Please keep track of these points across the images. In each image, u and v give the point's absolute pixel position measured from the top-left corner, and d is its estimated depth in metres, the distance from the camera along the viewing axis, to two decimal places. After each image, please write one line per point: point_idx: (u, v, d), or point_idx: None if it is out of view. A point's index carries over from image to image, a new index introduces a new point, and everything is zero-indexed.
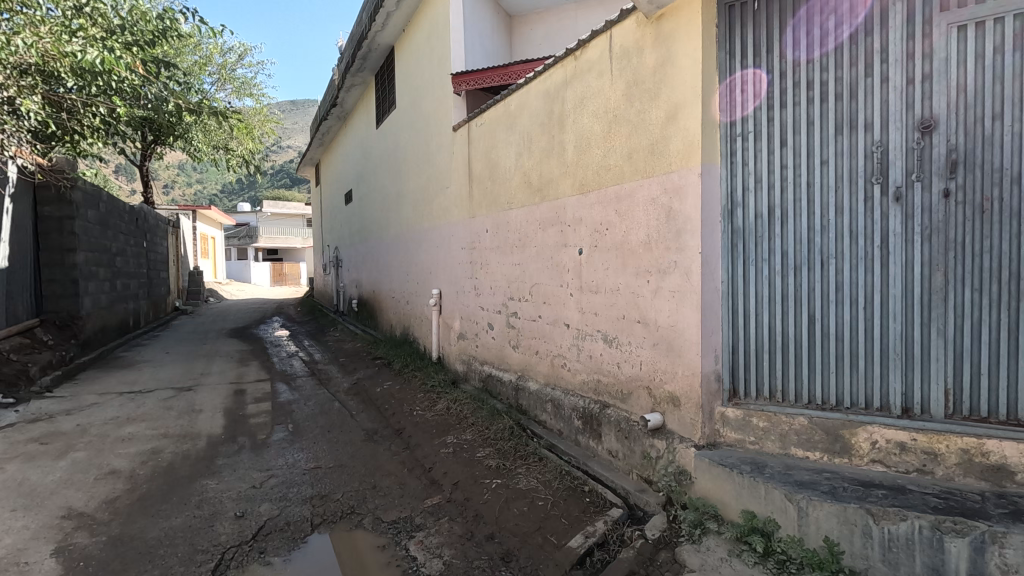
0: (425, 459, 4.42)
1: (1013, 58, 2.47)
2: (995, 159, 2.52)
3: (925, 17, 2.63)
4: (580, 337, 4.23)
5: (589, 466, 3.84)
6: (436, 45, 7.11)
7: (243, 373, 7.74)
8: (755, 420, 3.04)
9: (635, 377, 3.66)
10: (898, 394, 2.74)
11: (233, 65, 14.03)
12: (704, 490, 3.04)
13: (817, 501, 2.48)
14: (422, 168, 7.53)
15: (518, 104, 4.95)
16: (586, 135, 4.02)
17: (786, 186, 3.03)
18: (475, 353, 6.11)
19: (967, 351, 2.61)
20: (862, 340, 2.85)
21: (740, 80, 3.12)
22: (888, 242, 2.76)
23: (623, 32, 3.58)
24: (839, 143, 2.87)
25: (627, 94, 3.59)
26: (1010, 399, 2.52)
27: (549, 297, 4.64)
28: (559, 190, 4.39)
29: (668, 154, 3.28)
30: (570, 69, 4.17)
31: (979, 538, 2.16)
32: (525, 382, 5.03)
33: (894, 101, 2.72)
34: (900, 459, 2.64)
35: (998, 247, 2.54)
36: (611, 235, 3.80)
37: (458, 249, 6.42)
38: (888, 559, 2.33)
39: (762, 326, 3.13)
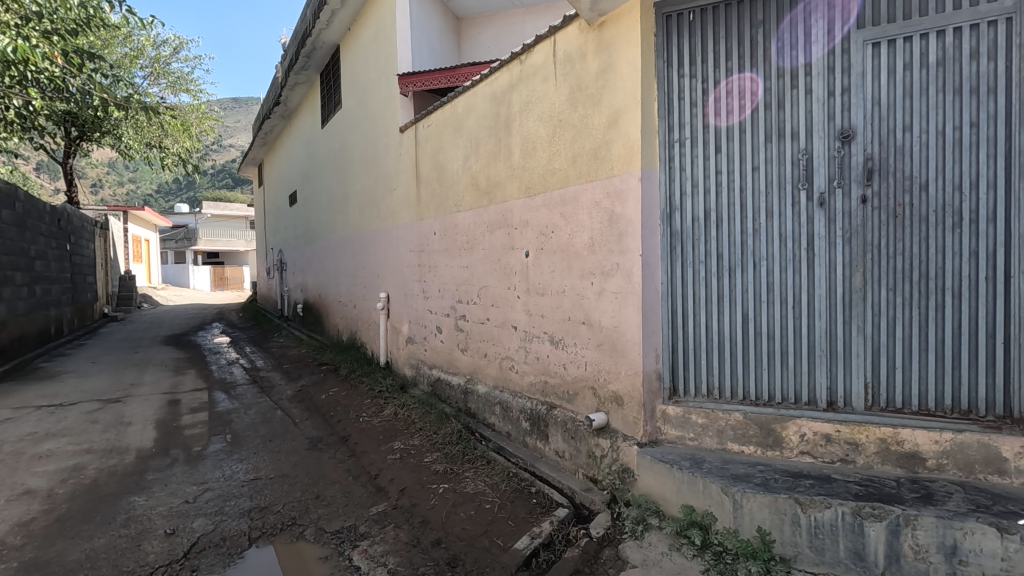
0: (372, 466, 4.34)
1: (921, 75, 2.67)
2: (906, 167, 2.71)
3: (843, 33, 2.81)
4: (527, 339, 4.26)
5: (537, 468, 3.87)
6: (383, 45, 7.01)
7: (178, 382, 7.35)
8: (694, 417, 3.15)
9: (580, 377, 3.71)
10: (824, 388, 2.90)
11: (168, 59, 13.37)
12: (646, 486, 3.11)
13: (750, 493, 2.59)
14: (369, 170, 7.40)
15: (464, 107, 4.94)
16: (532, 138, 4.06)
17: (720, 191, 3.15)
18: (424, 357, 6.04)
19: (884, 347, 2.79)
20: (791, 337, 3.00)
21: (679, 87, 3.23)
22: (813, 244, 2.92)
23: (566, 37, 3.64)
24: (769, 151, 3.02)
25: (570, 99, 3.64)
26: (922, 392, 2.71)
27: (496, 299, 4.64)
28: (506, 193, 4.41)
29: (610, 159, 3.35)
30: (515, 73, 4.20)
31: (894, 522, 2.31)
32: (473, 385, 5.01)
33: (817, 111, 2.88)
34: (826, 449, 2.80)
35: (910, 249, 2.73)
36: (557, 238, 3.85)
37: (406, 252, 6.34)
38: (815, 546, 2.46)
39: (700, 326, 3.24)
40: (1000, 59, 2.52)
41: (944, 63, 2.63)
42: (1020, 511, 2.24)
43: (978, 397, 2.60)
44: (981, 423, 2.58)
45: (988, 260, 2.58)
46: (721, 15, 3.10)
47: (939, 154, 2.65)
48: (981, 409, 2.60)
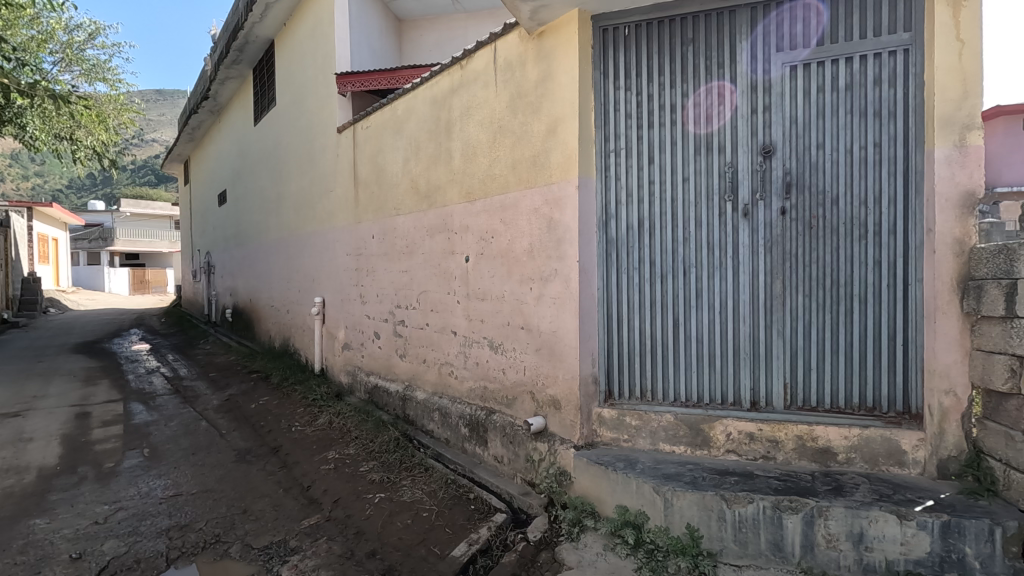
0: (304, 477, 4.17)
1: (832, 97, 2.89)
2: (819, 182, 2.93)
3: (764, 56, 3.00)
4: (466, 344, 4.24)
5: (475, 473, 3.85)
6: (320, 43, 6.82)
7: (88, 393, 6.79)
8: (628, 419, 3.23)
9: (519, 382, 3.73)
10: (748, 389, 3.06)
11: (82, 45, 12.42)
12: (582, 488, 3.17)
13: (680, 491, 2.69)
14: (305, 171, 7.16)
15: (404, 109, 4.89)
16: (472, 143, 4.07)
17: (653, 200, 3.26)
18: (361, 363, 5.89)
19: (801, 350, 2.98)
20: (718, 341, 3.14)
21: (614, 99, 3.33)
22: (738, 253, 3.08)
23: (506, 45, 3.67)
24: (698, 163, 3.16)
25: (511, 106, 3.68)
26: (833, 391, 2.93)
27: (436, 304, 4.60)
28: (446, 197, 4.39)
29: (549, 167, 3.41)
30: (456, 78, 4.20)
31: (809, 513, 2.47)
32: (412, 392, 4.93)
33: (741, 127, 3.05)
34: (749, 447, 2.95)
35: (823, 258, 2.93)
36: (497, 243, 3.87)
37: (343, 255, 6.17)
38: (739, 539, 2.58)
39: (634, 331, 3.33)
40: (898, 86, 2.76)
41: (852, 87, 2.86)
42: (917, 499, 2.46)
43: (881, 395, 2.84)
44: (884, 419, 2.81)
45: (890, 269, 2.81)
46: (653, 31, 3.22)
47: (848, 171, 2.88)
48: (884, 406, 2.83)
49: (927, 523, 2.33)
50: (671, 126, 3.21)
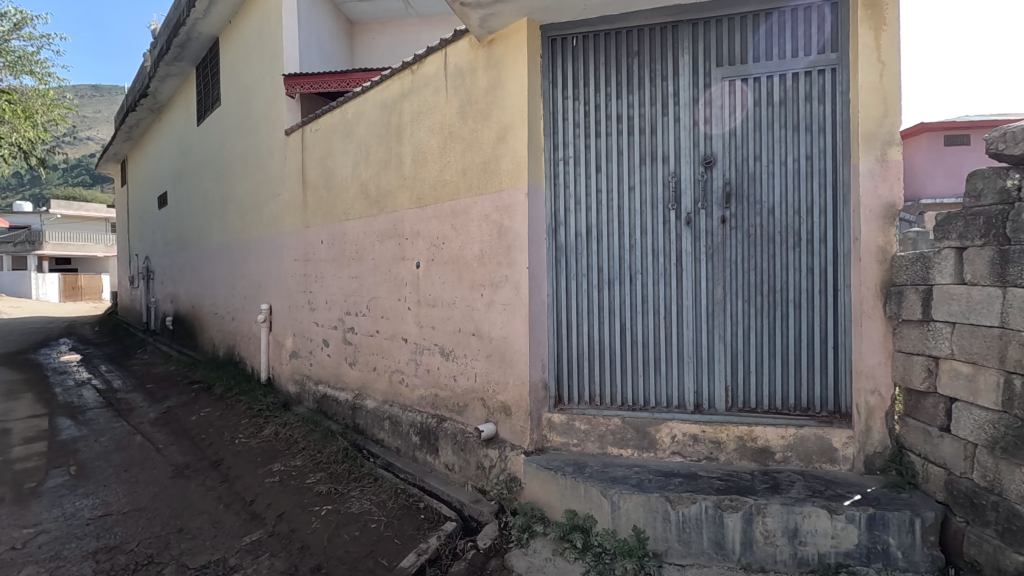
0: (247, 491, 4.01)
1: (767, 111, 3.03)
2: (755, 193, 3.06)
3: (706, 70, 3.11)
4: (417, 352, 4.19)
5: (426, 482, 3.80)
6: (267, 42, 6.63)
7: (9, 409, 6.31)
8: (578, 423, 3.27)
9: (470, 389, 3.71)
10: (691, 392, 3.15)
11: (6, 36, 11.61)
12: (532, 494, 3.18)
13: (626, 494, 2.73)
14: (251, 173, 6.93)
15: (354, 113, 4.81)
16: (422, 149, 4.03)
17: (600, 208, 3.32)
18: (309, 372, 5.72)
19: (740, 353, 3.10)
20: (663, 346, 3.22)
21: (563, 108, 3.38)
22: (682, 260, 3.18)
23: (457, 51, 3.68)
24: (644, 172, 3.24)
25: (461, 113, 3.68)
26: (771, 392, 3.06)
27: (386, 311, 4.52)
28: (396, 202, 4.33)
29: (498, 174, 3.42)
30: (406, 83, 4.16)
31: (747, 511, 2.56)
32: (362, 400, 4.82)
33: (684, 138, 3.16)
34: (693, 449, 3.04)
35: (760, 265, 3.06)
36: (448, 250, 3.85)
37: (291, 261, 6.00)
38: (682, 539, 2.65)
39: (583, 336, 3.38)
40: (828, 103, 2.93)
41: (785, 102, 3.00)
42: (847, 493, 2.59)
43: (815, 396, 2.99)
44: (817, 418, 2.96)
45: (821, 276, 2.97)
46: (601, 42, 3.28)
47: (782, 182, 3.02)
48: (817, 406, 2.98)
49: (855, 516, 2.46)
50: (618, 135, 3.29)
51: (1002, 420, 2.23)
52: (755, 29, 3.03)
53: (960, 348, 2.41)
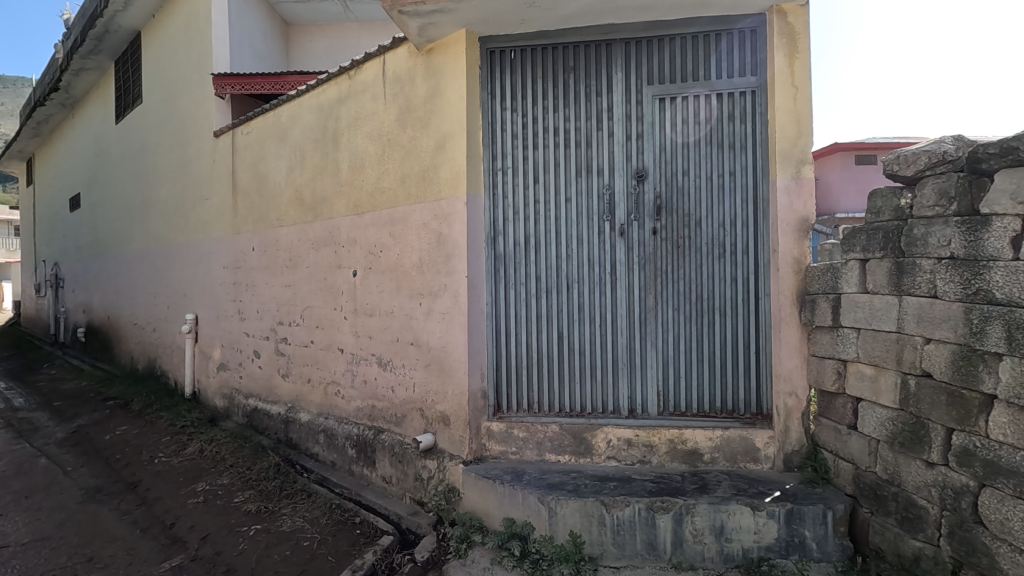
0: (167, 514, 3.77)
1: (695, 129, 3.20)
2: (684, 206, 3.21)
3: (638, 88, 3.25)
4: (354, 362, 4.09)
5: (362, 496, 3.71)
6: (195, 39, 6.33)
7: None
8: (516, 431, 3.28)
9: (408, 400, 3.66)
10: (625, 398, 3.26)
11: None
12: (471, 503, 3.17)
13: (563, 500, 2.77)
14: (176, 175, 6.57)
15: (289, 117, 4.67)
16: (360, 156, 3.96)
17: (538, 218, 3.38)
18: (238, 385, 5.45)
19: (671, 359, 3.23)
20: (598, 352, 3.31)
21: (501, 119, 3.41)
22: (616, 269, 3.28)
23: (396, 58, 3.66)
24: (579, 184, 3.33)
25: (399, 121, 3.65)
26: (700, 396, 3.20)
27: (321, 321, 4.39)
28: (332, 209, 4.23)
29: (437, 182, 3.42)
30: (343, 88, 4.09)
31: (678, 512, 2.66)
32: (295, 414, 4.64)
33: (617, 152, 3.27)
34: (628, 453, 3.13)
35: (688, 274, 3.21)
36: (386, 258, 3.79)
37: (219, 268, 5.71)
38: (617, 542, 2.72)
39: (521, 344, 3.40)
40: (749, 123, 3.13)
41: (710, 121, 3.17)
42: (768, 491, 2.74)
43: (739, 399, 3.16)
44: (741, 420, 3.13)
45: (743, 285, 3.15)
46: (538, 56, 3.35)
47: (708, 196, 3.19)
48: (741, 408, 3.15)
49: (774, 512, 2.61)
50: (555, 147, 3.36)
51: (900, 417, 2.44)
52: (683, 50, 3.19)
53: (864, 352, 2.62)
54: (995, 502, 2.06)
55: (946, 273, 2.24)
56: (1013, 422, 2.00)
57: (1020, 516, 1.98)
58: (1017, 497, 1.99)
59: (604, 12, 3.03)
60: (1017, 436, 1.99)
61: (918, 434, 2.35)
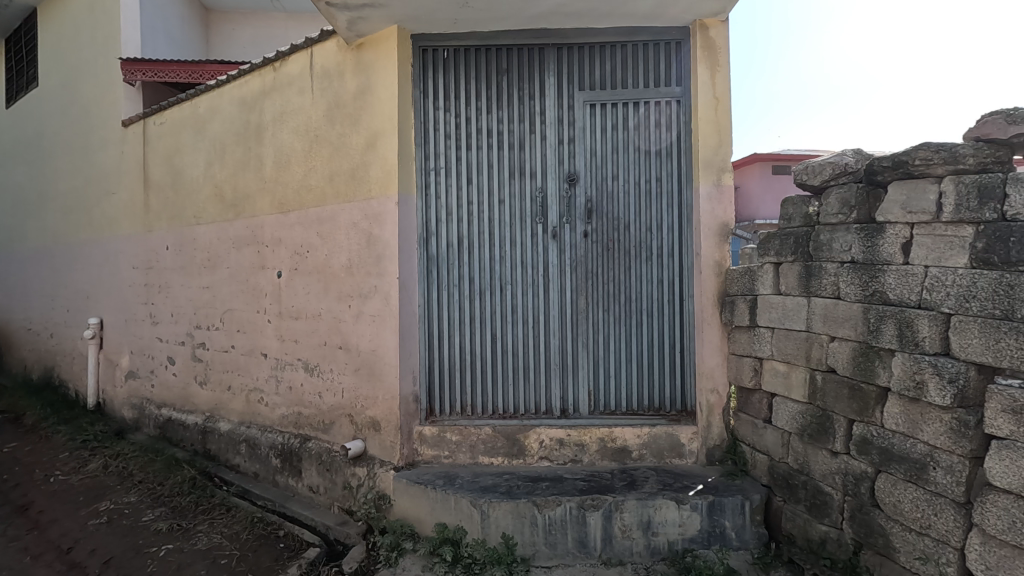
0: (63, 538, 3.43)
1: (623, 135, 3.29)
2: (613, 210, 3.29)
3: (570, 93, 3.30)
4: (278, 367, 3.90)
5: (287, 507, 3.54)
6: (100, 20, 5.84)
7: None
8: (449, 435, 3.23)
9: (337, 406, 3.53)
10: (558, 398, 3.29)
11: None
12: (402, 510, 3.10)
13: (495, 502, 2.76)
14: (78, 167, 6.02)
15: (207, 108, 4.40)
16: (285, 151, 3.79)
17: (471, 219, 3.35)
18: (150, 395, 5.07)
19: (602, 359, 3.30)
20: (530, 354, 3.32)
21: (434, 118, 3.35)
22: (548, 271, 3.31)
23: (324, 52, 3.53)
24: (512, 186, 3.34)
25: (327, 116, 3.52)
26: (629, 395, 3.29)
27: (243, 324, 4.16)
28: (256, 207, 4.02)
29: (368, 181, 3.32)
30: (268, 80, 3.90)
31: (607, 509, 2.72)
32: (213, 423, 4.37)
33: (550, 155, 3.31)
34: (560, 452, 3.17)
35: (618, 276, 3.29)
36: (313, 259, 3.64)
37: (128, 269, 5.29)
38: (549, 542, 2.74)
39: (454, 346, 3.36)
40: (674, 131, 3.25)
41: (638, 127, 3.27)
42: (691, 484, 2.86)
43: (665, 397, 3.27)
44: (667, 417, 3.24)
45: (669, 287, 3.27)
46: (471, 57, 3.33)
47: (636, 201, 3.29)
48: (667, 406, 3.27)
49: (697, 504, 2.72)
50: (488, 149, 3.34)
51: (808, 411, 2.61)
52: (612, 58, 3.28)
53: (777, 350, 2.79)
54: (889, 486, 2.25)
55: (848, 276, 2.42)
56: (904, 411, 2.19)
57: (910, 497, 2.17)
58: (908, 481, 2.18)
59: (537, 16, 3.07)
60: (907, 425, 2.18)
61: (824, 425, 2.52)
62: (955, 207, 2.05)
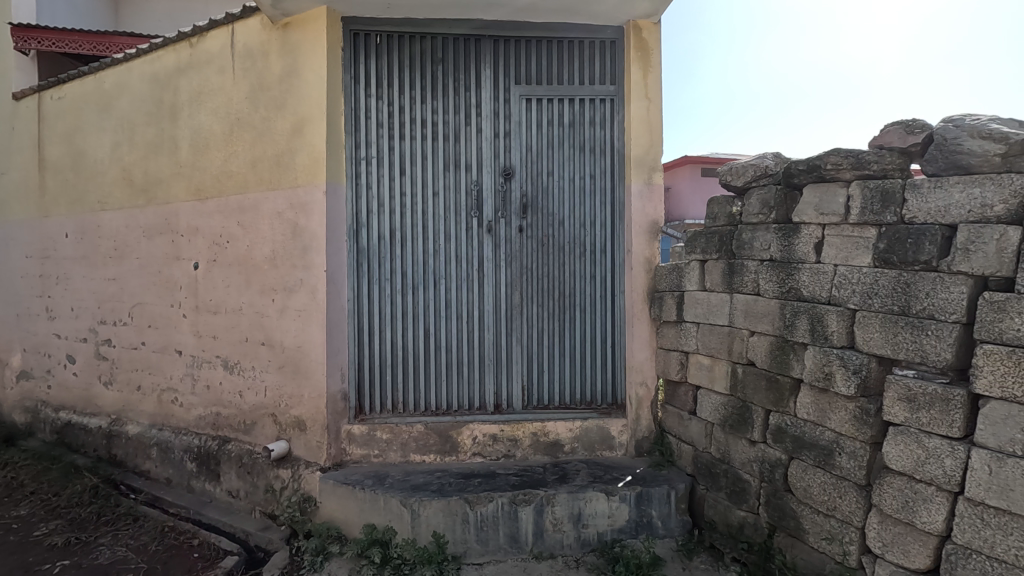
0: None
1: (559, 131, 3.30)
2: (548, 205, 3.30)
3: (506, 86, 3.27)
4: (194, 365, 3.65)
5: (203, 514, 3.32)
6: None
7: None
8: (379, 433, 3.13)
9: (259, 405, 3.34)
10: (491, 393, 3.27)
11: None
12: (329, 512, 2.98)
13: (426, 500, 2.71)
14: None
15: (113, 83, 4.04)
16: (203, 134, 3.54)
17: (404, 212, 3.26)
18: (47, 396, 4.61)
19: (536, 354, 3.31)
20: (464, 349, 3.28)
21: (365, 106, 3.22)
22: (483, 266, 3.28)
23: (246, 30, 3.32)
24: (447, 179, 3.27)
25: (250, 98, 3.31)
26: (563, 389, 3.32)
27: (155, 319, 3.86)
28: (169, 193, 3.73)
29: (293, 169, 3.16)
30: (184, 56, 3.62)
31: (539, 503, 2.73)
32: (120, 426, 4.03)
33: (485, 148, 3.27)
34: (493, 448, 3.16)
35: (552, 272, 3.31)
36: (233, 249, 3.43)
37: (21, 258, 4.79)
38: (481, 538, 2.72)
39: (385, 342, 3.25)
40: (607, 129, 3.31)
41: (573, 124, 3.30)
42: (620, 476, 2.92)
43: (597, 391, 3.33)
44: (598, 410, 3.30)
45: (601, 283, 3.32)
46: (405, 44, 3.22)
47: (571, 197, 3.31)
48: (598, 399, 3.33)
49: (626, 495, 2.78)
50: (421, 139, 3.26)
51: (730, 402, 2.73)
52: (549, 53, 3.28)
53: (702, 344, 2.90)
54: (800, 472, 2.39)
55: (767, 273, 2.55)
56: (814, 401, 2.33)
57: (819, 481, 2.32)
58: (817, 466, 2.32)
59: (473, 6, 3.02)
60: (817, 414, 2.32)
61: (744, 416, 2.65)
62: (862, 209, 2.19)
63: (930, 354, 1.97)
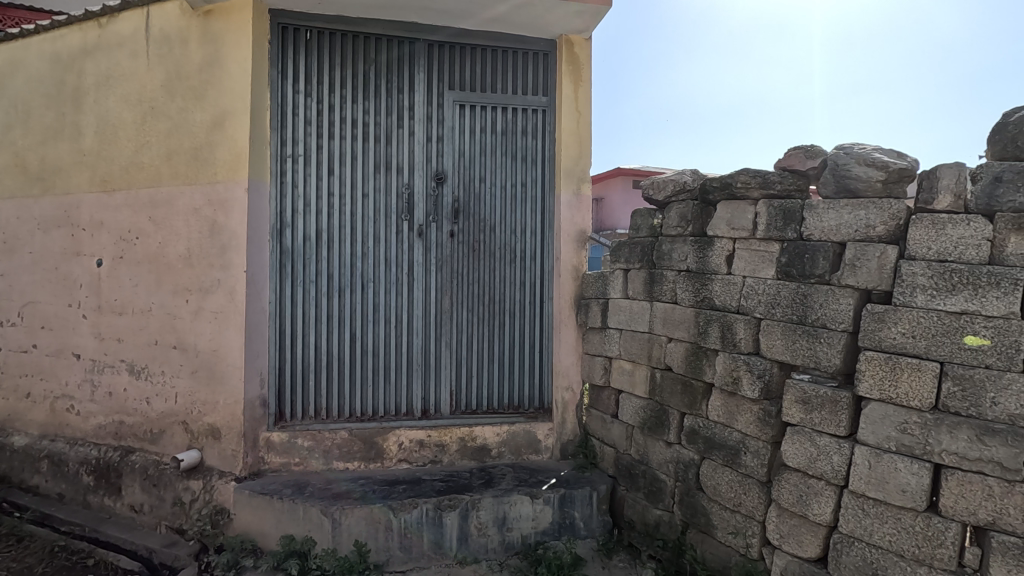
0: None
1: (492, 138, 3.34)
2: (479, 211, 3.32)
3: (440, 91, 3.27)
4: (94, 370, 3.37)
5: (101, 532, 3.07)
6: None
7: None
8: (300, 440, 3.03)
9: (169, 412, 3.14)
10: (419, 399, 3.24)
11: None
12: (243, 524, 2.84)
13: (348, 509, 2.65)
14: None
15: (7, 60, 3.68)
16: (110, 121, 3.30)
17: (332, 213, 3.17)
18: None
19: (465, 359, 3.32)
20: (391, 354, 3.23)
21: (293, 102, 3.11)
22: (413, 270, 3.25)
23: (163, 14, 3.13)
24: (377, 181, 3.22)
25: (166, 87, 3.12)
26: (491, 393, 3.34)
27: (49, 320, 3.54)
28: (70, 182, 3.45)
29: (212, 163, 3.01)
30: (91, 37, 3.36)
31: (464, 507, 2.73)
32: (4, 438, 3.65)
33: (418, 152, 3.25)
34: (419, 454, 3.13)
35: (482, 277, 3.33)
36: (142, 246, 3.21)
37: None
38: (404, 545, 2.69)
39: (309, 347, 3.14)
40: (539, 139, 3.38)
41: (506, 132, 3.35)
42: (545, 479, 2.98)
43: (524, 395, 3.38)
44: (525, 415, 3.35)
45: (530, 288, 3.38)
46: (336, 41, 3.15)
47: (502, 204, 3.35)
48: (525, 404, 3.38)
49: (550, 498, 2.84)
50: (352, 139, 3.19)
51: (648, 405, 2.86)
52: (483, 62, 3.32)
53: (624, 350, 3.02)
54: (710, 471, 2.53)
55: (684, 283, 2.70)
56: (723, 404, 2.49)
57: (726, 479, 2.47)
58: (725, 465, 2.47)
59: (407, 9, 3.01)
60: (726, 416, 2.47)
61: (661, 418, 2.78)
62: (767, 226, 2.37)
63: (822, 360, 2.15)
